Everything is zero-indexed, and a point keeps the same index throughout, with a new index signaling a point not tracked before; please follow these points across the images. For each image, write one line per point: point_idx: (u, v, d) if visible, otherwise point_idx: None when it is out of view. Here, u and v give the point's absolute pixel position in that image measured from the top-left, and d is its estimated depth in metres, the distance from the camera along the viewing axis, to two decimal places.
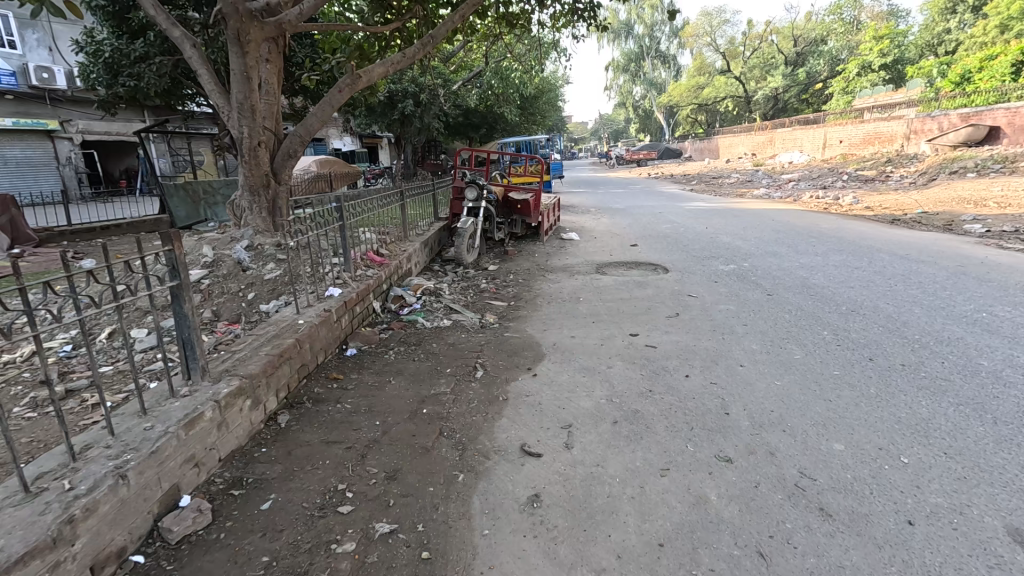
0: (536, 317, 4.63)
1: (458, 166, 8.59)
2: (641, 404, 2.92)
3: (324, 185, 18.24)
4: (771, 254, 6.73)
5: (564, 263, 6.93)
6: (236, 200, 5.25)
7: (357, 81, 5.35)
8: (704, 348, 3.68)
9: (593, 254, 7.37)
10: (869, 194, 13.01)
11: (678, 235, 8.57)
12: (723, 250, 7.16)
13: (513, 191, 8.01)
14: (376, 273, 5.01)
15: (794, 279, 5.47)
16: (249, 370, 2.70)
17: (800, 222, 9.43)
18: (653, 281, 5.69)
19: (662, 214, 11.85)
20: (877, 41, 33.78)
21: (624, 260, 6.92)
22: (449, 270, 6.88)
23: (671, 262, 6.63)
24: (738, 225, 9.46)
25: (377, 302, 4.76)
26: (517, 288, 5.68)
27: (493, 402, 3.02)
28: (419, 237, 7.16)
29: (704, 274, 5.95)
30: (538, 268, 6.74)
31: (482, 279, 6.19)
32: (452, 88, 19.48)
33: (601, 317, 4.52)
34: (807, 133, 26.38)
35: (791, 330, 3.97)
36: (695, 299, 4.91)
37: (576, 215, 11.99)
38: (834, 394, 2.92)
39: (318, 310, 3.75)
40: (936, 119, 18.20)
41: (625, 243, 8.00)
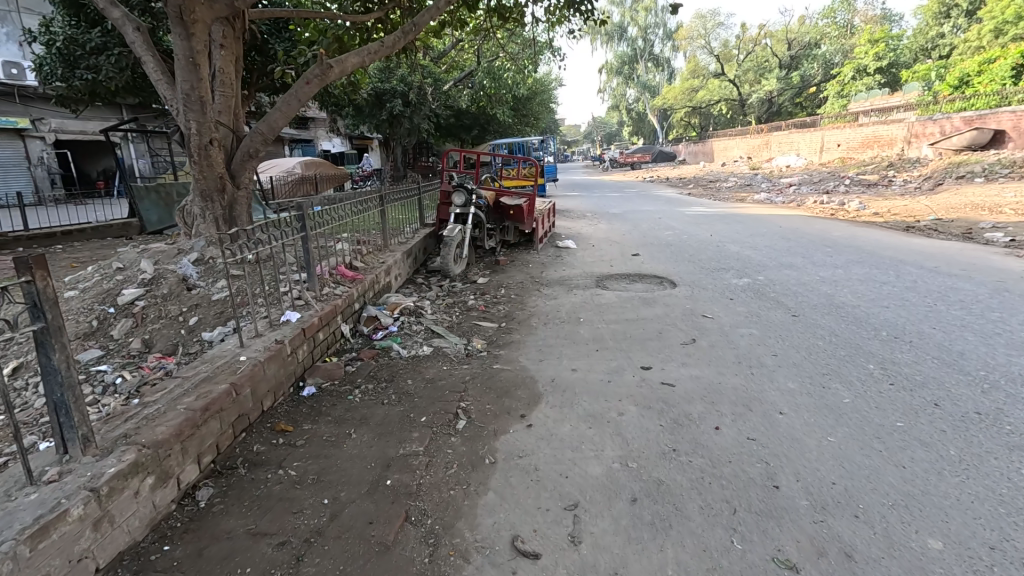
0: (530, 344, 4.01)
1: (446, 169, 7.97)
2: (664, 470, 2.30)
3: (308, 188, 17.75)
4: (786, 266, 6.18)
5: (560, 276, 6.34)
6: (188, 207, 4.58)
7: (328, 71, 4.70)
8: (733, 388, 3.07)
9: (591, 265, 6.79)
10: (875, 199, 12.53)
11: (681, 243, 8.02)
12: (733, 261, 6.60)
13: (505, 196, 7.40)
14: (346, 290, 4.35)
15: (819, 296, 4.90)
16: (154, 436, 2.06)
17: (809, 229, 8.89)
18: (660, 298, 5.11)
19: (661, 219, 11.29)
20: (871, 45, 33.54)
21: (627, 272, 6.33)
22: (434, 282, 6.25)
23: (677, 274, 6.06)
24: (744, 232, 8.91)
25: (346, 325, 4.11)
26: (510, 306, 5.07)
27: (477, 466, 2.39)
28: (402, 246, 6.53)
29: (714, 289, 5.39)
30: (532, 280, 6.14)
31: (471, 293, 5.58)
32: (442, 88, 18.87)
33: (605, 344, 3.91)
34: (804, 136, 25.99)
35: (830, 362, 3.38)
36: (710, 321, 4.32)
37: (573, 220, 11.41)
38: (907, 457, 2.32)
39: (268, 341, 3.11)
40: (937, 122, 17.84)
41: (626, 252, 7.43)
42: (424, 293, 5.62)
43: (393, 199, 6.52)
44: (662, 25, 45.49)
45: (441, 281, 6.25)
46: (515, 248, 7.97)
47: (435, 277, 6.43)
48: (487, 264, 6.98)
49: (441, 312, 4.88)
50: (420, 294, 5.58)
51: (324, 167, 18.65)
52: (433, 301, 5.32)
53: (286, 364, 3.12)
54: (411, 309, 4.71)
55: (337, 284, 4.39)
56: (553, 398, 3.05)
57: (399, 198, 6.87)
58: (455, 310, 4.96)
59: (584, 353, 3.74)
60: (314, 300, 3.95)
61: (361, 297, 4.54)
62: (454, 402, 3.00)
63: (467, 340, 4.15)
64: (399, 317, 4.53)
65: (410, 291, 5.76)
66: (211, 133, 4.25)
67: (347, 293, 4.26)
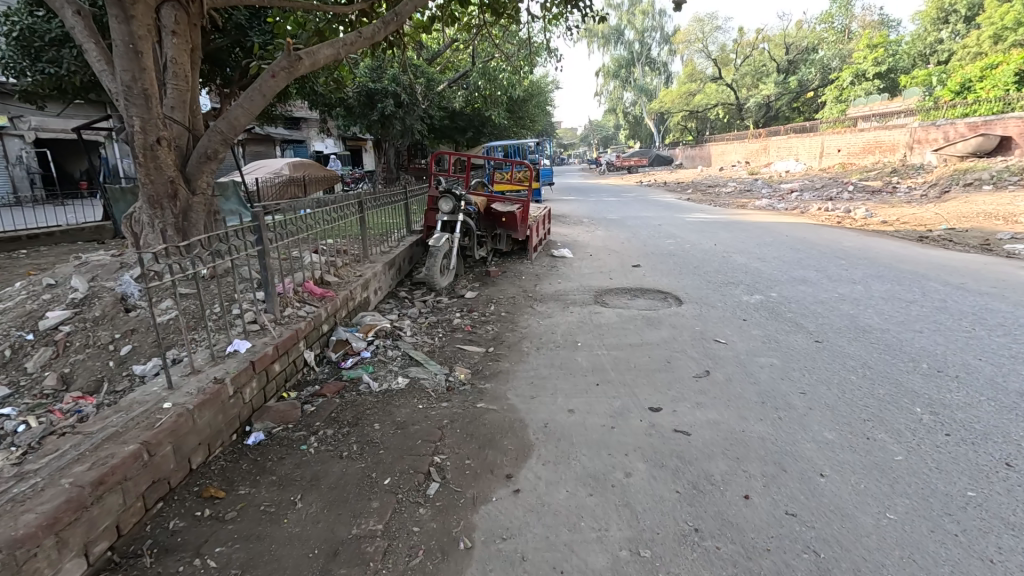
0: (520, 375, 3.51)
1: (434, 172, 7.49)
2: (686, 562, 1.82)
3: (296, 189, 17.24)
4: (798, 281, 5.73)
5: (555, 289, 5.86)
6: (136, 214, 4.08)
7: (296, 64, 4.19)
8: (759, 438, 2.59)
9: (589, 277, 6.31)
10: (881, 206, 12.14)
11: (683, 253, 7.56)
12: (741, 274, 6.12)
13: (497, 202, 6.92)
14: (313, 310, 3.83)
15: (841, 318, 4.43)
16: (16, 530, 1.55)
17: (818, 239, 8.46)
18: (665, 317, 4.63)
19: (661, 226, 10.84)
20: (870, 50, 33.32)
21: (627, 285, 5.86)
22: (418, 295, 5.75)
23: (681, 289, 5.59)
24: (750, 241, 8.45)
25: (309, 352, 3.60)
26: (499, 325, 4.58)
27: (448, 553, 1.90)
28: (384, 257, 6.03)
29: (723, 307, 4.91)
30: (524, 294, 5.66)
31: (457, 310, 5.08)
32: (436, 88, 18.40)
33: (606, 376, 3.41)
34: (803, 141, 25.65)
35: (868, 404, 2.90)
36: (723, 347, 3.84)
37: (569, 226, 10.94)
38: (994, 546, 1.83)
39: (204, 380, 2.59)
40: (940, 128, 17.53)
41: (625, 264, 6.96)
42: (406, 309, 5.12)
43: (376, 205, 6.02)
44: (660, 29, 45.24)
45: (427, 294, 5.75)
46: (508, 258, 7.48)
47: (419, 290, 5.93)
48: (476, 275, 6.49)
49: (423, 333, 4.39)
50: (402, 311, 5.08)
51: (313, 169, 18.12)
52: (415, 318, 4.82)
53: (226, 407, 2.60)
54: (388, 330, 4.21)
55: (302, 303, 3.88)
56: (546, 450, 2.56)
57: (383, 203, 6.37)
58: (438, 331, 4.46)
59: (581, 388, 3.24)
60: (272, 324, 3.43)
61: (331, 318, 4.03)
62: (426, 455, 2.50)
63: (449, 369, 3.65)
64: (373, 340, 4.03)
65: (391, 307, 5.25)
66: (159, 131, 3.74)
67: (312, 314, 3.75)
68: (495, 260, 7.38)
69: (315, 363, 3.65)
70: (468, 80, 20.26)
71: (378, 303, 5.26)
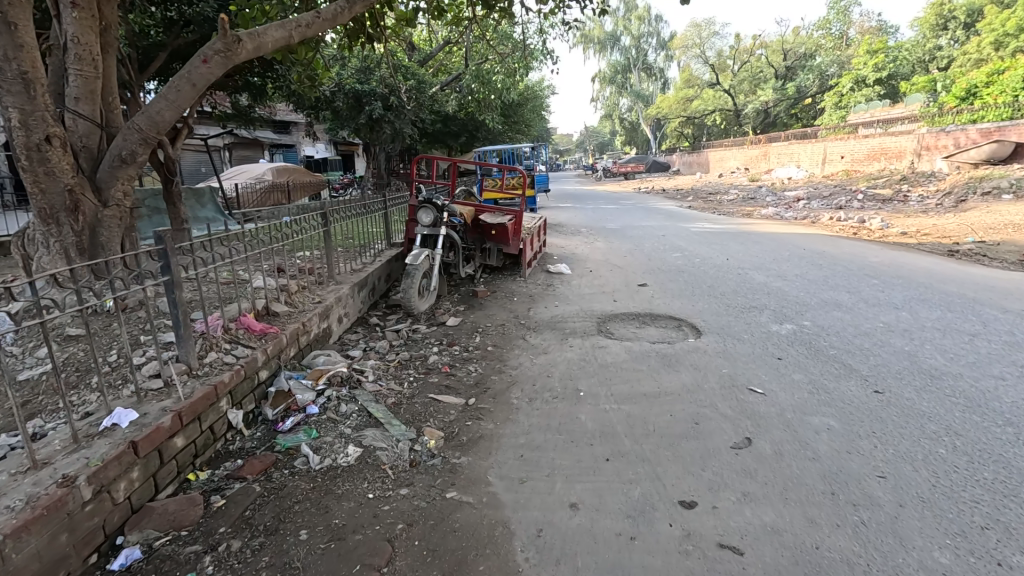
0: (508, 441, 2.73)
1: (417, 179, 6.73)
2: None
3: (281, 196, 16.48)
4: (832, 307, 4.96)
5: (552, 313, 5.09)
6: (30, 233, 3.31)
7: (234, 46, 3.41)
8: (844, 563, 1.82)
9: (591, 299, 5.53)
10: (896, 216, 11.46)
11: (694, 270, 6.81)
12: (764, 297, 5.37)
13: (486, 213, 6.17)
14: (246, 354, 3.01)
15: (896, 356, 3.69)
16: None
17: (838, 253, 7.73)
18: (683, 354, 3.86)
19: (665, 236, 10.10)
20: (870, 56, 32.90)
21: (633, 310, 5.10)
22: (393, 320, 4.98)
23: (698, 316, 4.83)
24: (765, 254, 7.72)
25: (236, 410, 2.79)
26: (484, 364, 3.79)
27: None
28: (355, 275, 5.25)
29: (750, 339, 4.15)
30: (516, 320, 4.90)
31: (437, 343, 4.29)
32: (427, 91, 17.68)
33: (618, 446, 2.63)
34: (805, 147, 25.06)
35: (978, 499, 2.13)
36: (761, 401, 3.07)
37: (566, 237, 10.20)
38: None
39: (45, 482, 1.80)
40: (950, 134, 16.94)
41: (631, 282, 6.20)
42: (375, 341, 4.34)
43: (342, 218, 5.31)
44: (656, 34, 44.88)
45: (403, 319, 4.98)
46: (499, 274, 6.72)
47: (394, 313, 5.15)
48: (462, 296, 5.72)
49: (391, 375, 3.60)
50: (370, 343, 4.30)
51: (298, 174, 17.33)
52: (384, 354, 4.03)
53: (77, 520, 1.81)
54: (345, 374, 3.40)
55: (234, 343, 3.08)
56: None
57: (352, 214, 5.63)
58: (409, 371, 3.68)
59: (588, 467, 2.46)
60: (184, 377, 2.64)
61: (274, 361, 3.23)
62: None
63: (417, 432, 2.86)
64: (326, 390, 3.23)
65: (358, 336, 4.47)
66: (50, 125, 2.96)
67: (244, 359, 2.94)
68: (484, 277, 6.60)
69: (244, 424, 2.85)
70: (461, 83, 19.56)
71: (343, 332, 4.49)
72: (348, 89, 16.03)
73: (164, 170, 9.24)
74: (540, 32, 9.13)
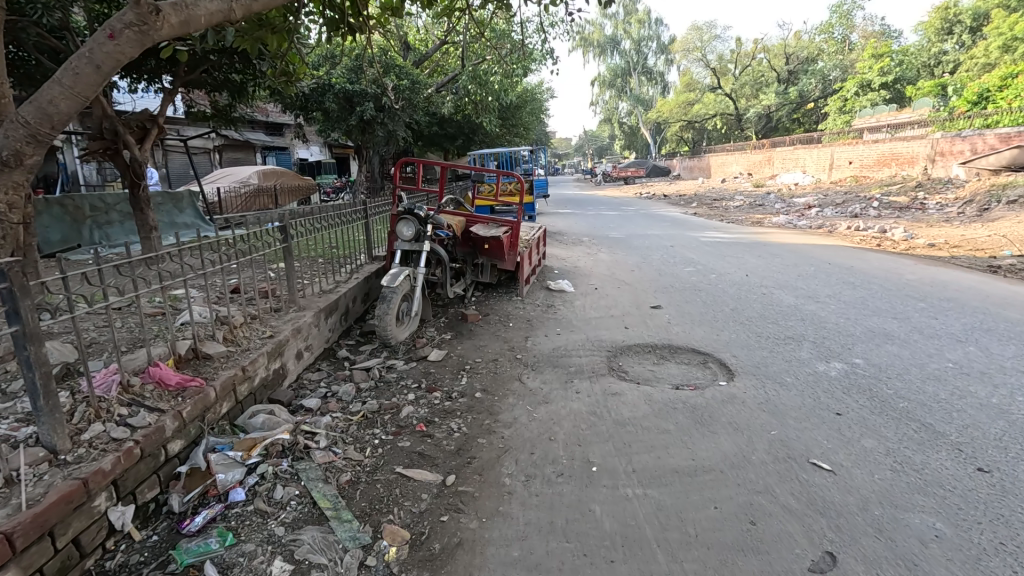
0: (495, 554, 1.98)
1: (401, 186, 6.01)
2: None
3: (268, 200, 15.69)
4: (881, 339, 4.22)
5: (553, 344, 4.36)
6: None
7: (151, 20, 2.67)
8: None
9: (598, 325, 4.79)
10: (919, 226, 10.76)
11: (711, 289, 6.07)
12: (798, 325, 4.65)
13: (477, 224, 5.47)
14: (147, 423, 2.25)
15: (985, 411, 2.95)
16: None
17: (868, 268, 7.02)
18: (716, 406, 3.13)
19: (674, 247, 9.38)
20: (875, 59, 32.34)
21: (649, 341, 4.37)
22: (367, 352, 4.23)
23: (725, 350, 4.11)
24: (787, 269, 7.01)
25: (123, 507, 2.03)
26: (469, 419, 3.04)
27: None
28: (324, 297, 4.51)
29: (796, 385, 3.41)
30: (512, 352, 4.16)
31: (415, 386, 3.54)
32: (422, 91, 16.97)
33: (649, 566, 1.90)
34: (811, 153, 24.40)
35: None
36: (833, 485, 2.33)
37: (567, 247, 9.47)
38: None
39: None
40: (966, 139, 16.27)
41: (642, 304, 5.46)
42: (340, 383, 3.60)
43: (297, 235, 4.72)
44: (656, 38, 44.47)
45: (379, 351, 4.24)
46: (494, 292, 5.97)
47: (368, 343, 4.42)
48: (450, 320, 4.98)
49: (351, 438, 2.83)
50: (335, 385, 3.55)
51: (285, 178, 16.60)
52: (349, 403, 3.28)
53: None
54: (287, 441, 2.61)
55: (135, 407, 2.32)
56: None
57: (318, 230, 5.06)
58: (375, 430, 2.92)
59: None
60: (43, 468, 1.90)
61: (192, 425, 2.47)
62: None
63: (373, 534, 2.11)
64: (260, 465, 2.45)
65: (321, 376, 3.73)
66: None
67: (142, 432, 2.18)
68: (476, 295, 5.87)
69: (136, 524, 2.09)
70: (457, 84, 18.87)
71: (303, 370, 3.75)
72: (338, 89, 15.33)
73: (130, 173, 8.46)
74: (540, 28, 8.43)
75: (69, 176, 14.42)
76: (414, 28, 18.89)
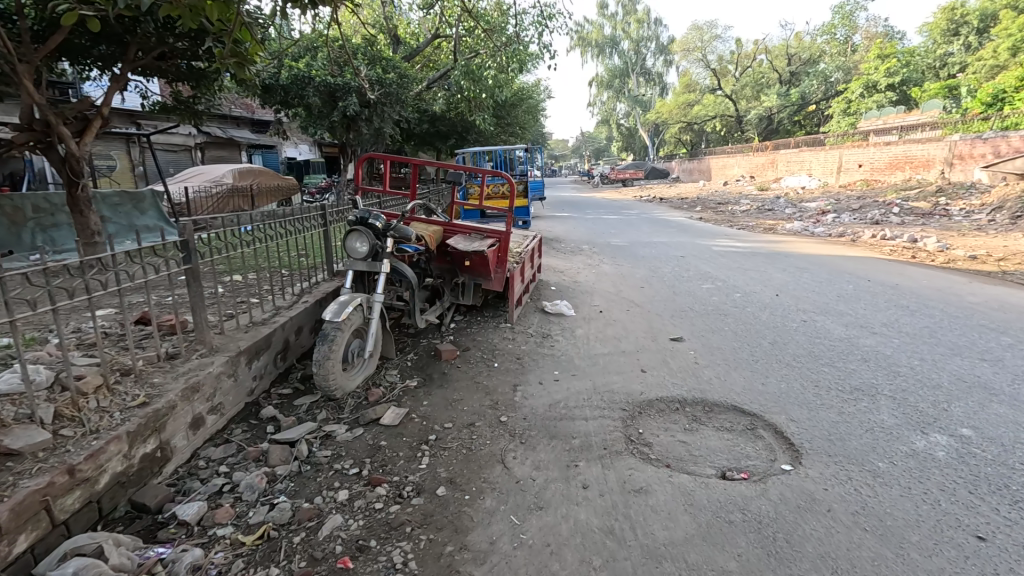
0: None
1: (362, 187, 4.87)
2: None
3: (242, 201, 14.53)
4: (979, 393, 3.21)
5: (548, 397, 3.32)
6: None
7: None
8: None
9: (608, 368, 3.75)
10: (950, 235, 9.81)
11: (739, 315, 5.06)
12: (863, 369, 3.63)
13: (457, 237, 4.46)
14: None
15: None
16: None
17: (916, 286, 6.02)
18: (792, 519, 2.11)
19: (685, 257, 8.38)
20: (880, 61, 31.51)
21: (674, 393, 3.34)
22: (302, 408, 3.19)
23: (778, 410, 3.08)
24: (822, 288, 6.01)
25: None
26: (421, 545, 2.01)
27: None
28: (251, 332, 3.46)
29: (896, 478, 2.40)
30: (495, 410, 3.12)
31: (354, 473, 2.50)
32: (409, 86, 15.91)
33: None
34: (817, 155, 23.50)
35: None
36: None
37: (565, 257, 8.46)
38: None
39: None
40: (987, 142, 15.37)
41: (659, 336, 4.43)
42: (249, 465, 2.56)
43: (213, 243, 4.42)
44: (655, 39, 43.68)
45: (318, 407, 3.20)
46: (479, 316, 4.93)
47: (308, 394, 3.38)
48: (421, 357, 3.94)
49: None
50: (240, 470, 2.51)
51: (264, 178, 15.53)
52: (249, 508, 2.24)
53: None
54: None
55: None
56: None
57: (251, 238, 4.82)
58: (272, 570, 1.89)
59: None
60: None
61: None
62: None
63: None
64: None
65: (226, 451, 2.68)
66: None
67: None
68: (456, 321, 4.83)
69: None
70: (449, 80, 17.87)
71: (201, 443, 2.71)
72: (318, 82, 14.21)
73: (66, 170, 7.28)
74: (538, 19, 7.44)
75: (37, 174, 12.78)
76: (404, 21, 17.84)
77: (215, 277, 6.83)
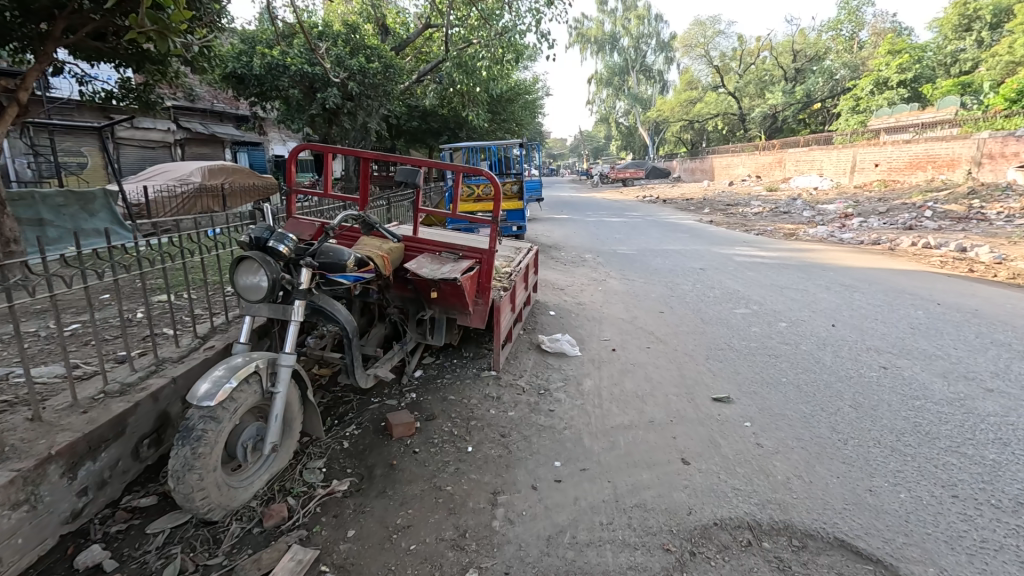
0: None
1: (296, 188, 3.59)
2: None
3: (213, 201, 13.22)
4: None
5: (543, 518, 2.13)
6: None
7: None
8: None
9: (630, 457, 2.57)
10: (1003, 243, 8.65)
11: (794, 357, 3.89)
12: (1016, 464, 2.44)
13: (422, 259, 3.27)
14: None
15: None
16: None
17: (1005, 313, 4.83)
18: None
19: (706, 270, 7.20)
20: (892, 56, 30.31)
21: (741, 515, 2.15)
22: (153, 545, 2.01)
23: (918, 556, 1.90)
24: (888, 315, 4.83)
25: None
26: None
27: None
28: (90, 413, 2.26)
29: None
30: (455, 553, 1.94)
31: None
32: (396, 77, 14.64)
33: None
34: (829, 154, 22.34)
35: None
36: None
37: (567, 270, 7.28)
38: None
39: None
40: (1021, 139, 14.17)
41: (695, 394, 3.25)
42: None
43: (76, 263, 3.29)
44: (655, 35, 42.40)
45: (179, 543, 2.01)
46: (453, 360, 3.77)
47: (173, 511, 2.19)
48: (363, 436, 2.77)
49: None
50: None
51: (240, 176, 14.26)
52: None
53: None
54: None
55: None
56: None
57: (145, 251, 3.67)
58: None
59: None
60: None
61: None
62: None
63: None
64: None
65: None
66: None
67: None
68: (423, 366, 3.66)
69: None
70: (441, 73, 16.63)
71: None
72: (294, 71, 12.90)
73: None
74: None
75: None
76: (391, 8, 16.53)
77: (145, 297, 5.60)
